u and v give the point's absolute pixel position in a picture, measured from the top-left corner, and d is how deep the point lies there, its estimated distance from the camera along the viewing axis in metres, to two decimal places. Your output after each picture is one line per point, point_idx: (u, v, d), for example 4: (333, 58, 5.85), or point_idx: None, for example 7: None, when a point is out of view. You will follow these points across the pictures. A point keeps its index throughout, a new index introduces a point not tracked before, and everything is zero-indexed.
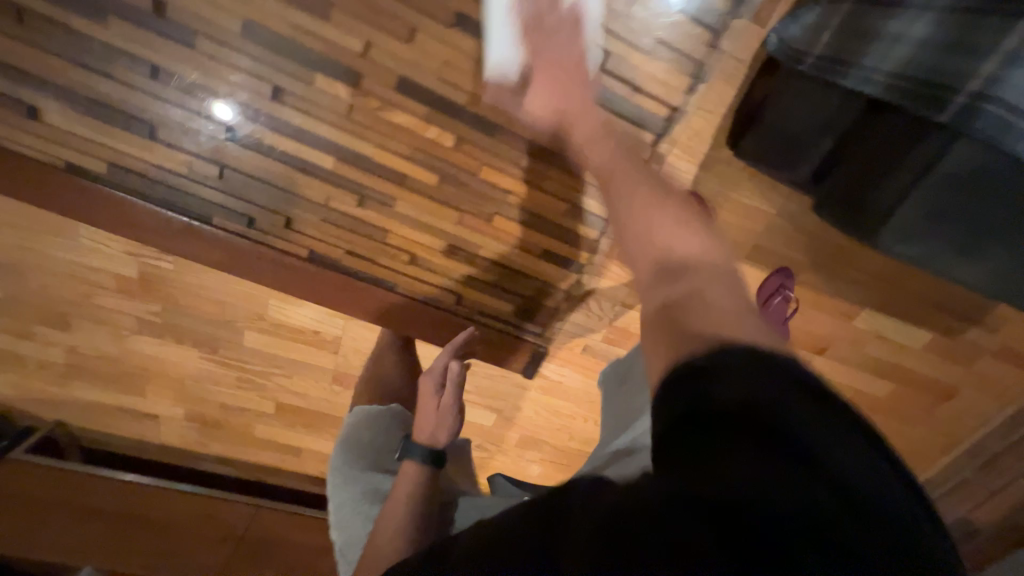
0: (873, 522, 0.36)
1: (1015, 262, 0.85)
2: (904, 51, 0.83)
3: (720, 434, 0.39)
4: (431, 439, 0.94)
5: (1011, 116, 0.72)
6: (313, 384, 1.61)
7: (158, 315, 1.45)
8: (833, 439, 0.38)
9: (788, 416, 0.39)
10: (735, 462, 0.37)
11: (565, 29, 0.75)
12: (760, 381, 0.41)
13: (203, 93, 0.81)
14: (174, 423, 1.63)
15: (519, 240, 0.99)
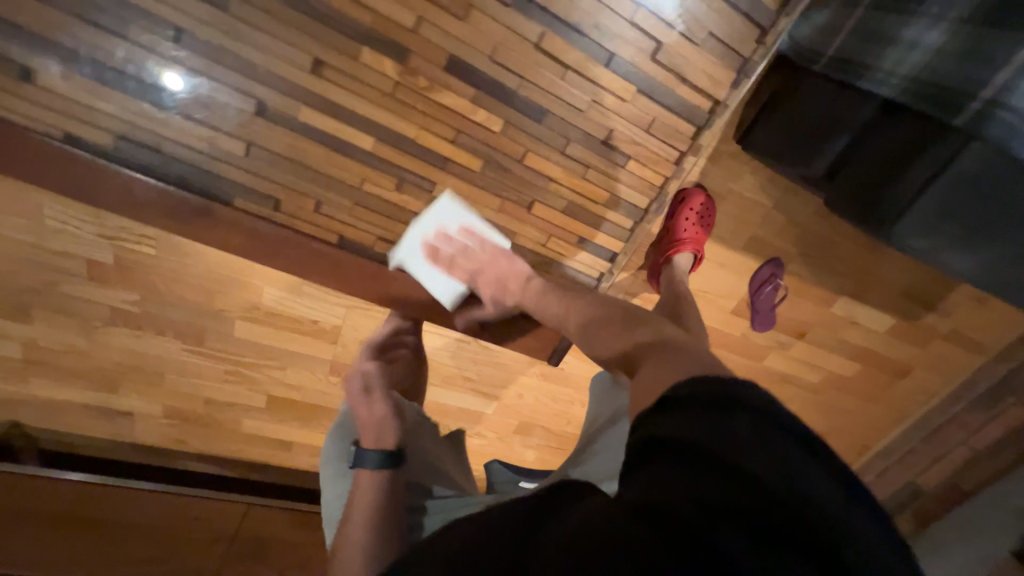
0: (821, 538, 0.41)
1: (1011, 253, 0.94)
2: (920, 58, 0.89)
3: (684, 460, 0.46)
4: (378, 442, 0.92)
5: (1018, 122, 0.79)
6: (310, 378, 1.44)
7: (135, 305, 1.27)
8: (783, 462, 0.45)
9: (737, 447, 0.46)
10: (676, 482, 0.45)
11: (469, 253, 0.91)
12: (709, 413, 0.49)
13: (233, 61, 0.75)
14: (150, 424, 1.40)
15: (558, 229, 0.97)
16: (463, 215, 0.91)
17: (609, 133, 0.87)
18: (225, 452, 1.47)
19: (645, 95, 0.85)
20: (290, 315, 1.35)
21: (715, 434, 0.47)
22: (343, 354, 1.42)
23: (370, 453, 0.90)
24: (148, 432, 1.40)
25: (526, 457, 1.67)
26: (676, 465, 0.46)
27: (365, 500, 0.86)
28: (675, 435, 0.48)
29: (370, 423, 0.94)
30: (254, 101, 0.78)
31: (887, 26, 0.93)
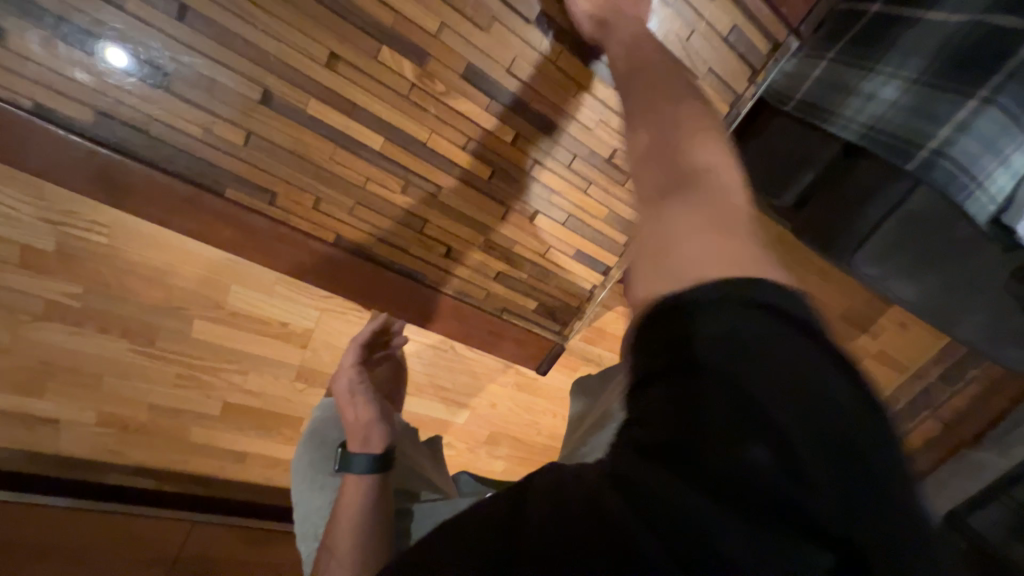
0: (841, 502, 0.33)
1: (945, 283, 1.09)
2: (877, 107, 1.03)
3: (675, 397, 0.35)
4: (363, 444, 0.86)
5: (958, 171, 0.91)
6: (273, 384, 1.34)
7: (78, 299, 1.14)
8: (809, 398, 0.34)
9: (764, 390, 0.33)
10: (696, 450, 0.34)
11: None
12: (722, 319, 0.35)
13: (241, 45, 0.71)
14: (80, 432, 1.23)
15: (557, 240, 0.99)
16: None
17: (613, 153, 0.90)
18: (168, 466, 1.32)
19: None
20: (257, 315, 1.27)
21: (724, 359, 0.34)
22: (313, 359, 1.35)
23: (357, 457, 0.83)
24: (75, 442, 1.23)
25: (495, 469, 1.64)
26: (665, 406, 0.35)
27: (351, 509, 0.79)
28: (670, 360, 0.36)
29: (354, 426, 0.89)
30: (261, 89, 0.74)
31: (848, 78, 1.07)
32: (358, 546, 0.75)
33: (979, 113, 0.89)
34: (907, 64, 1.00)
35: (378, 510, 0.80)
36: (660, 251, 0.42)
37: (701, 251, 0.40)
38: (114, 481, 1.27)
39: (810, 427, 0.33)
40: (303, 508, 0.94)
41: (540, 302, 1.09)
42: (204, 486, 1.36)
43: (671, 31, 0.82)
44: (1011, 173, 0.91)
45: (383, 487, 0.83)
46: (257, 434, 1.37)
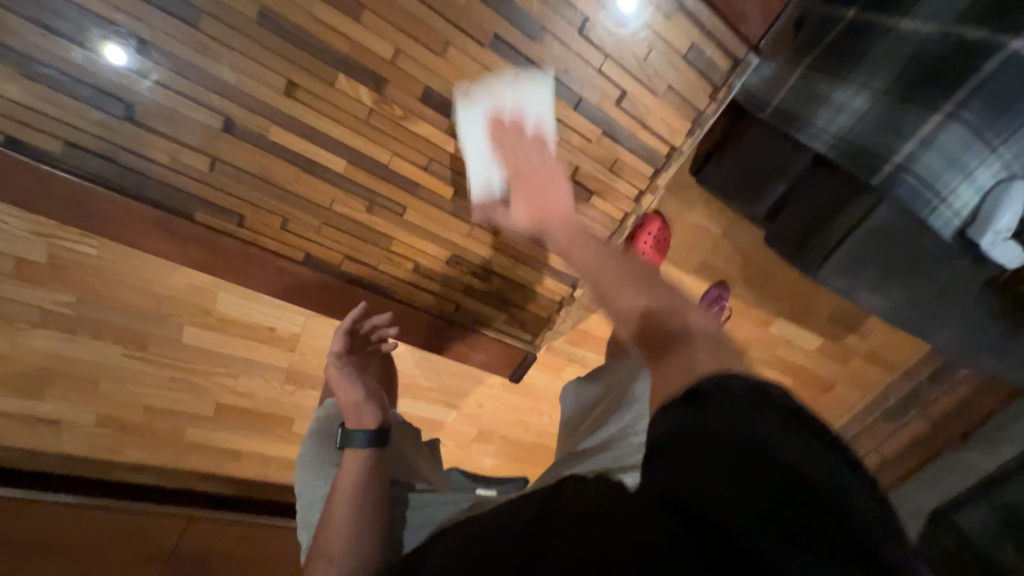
0: (857, 533, 0.36)
1: (913, 296, 1.09)
2: (848, 119, 1.00)
3: (709, 453, 0.38)
4: (359, 420, 0.90)
5: (918, 187, 0.94)
6: (263, 386, 1.38)
7: (72, 307, 1.19)
8: (811, 465, 0.38)
9: (776, 442, 0.39)
10: (718, 483, 0.37)
11: (532, 140, 0.75)
12: (733, 414, 0.40)
13: (198, 76, 0.73)
14: (79, 432, 1.27)
15: (520, 256, 1.01)
16: (542, 107, 0.79)
17: (574, 170, 0.92)
18: (168, 464, 1.36)
19: (609, 137, 0.90)
20: (244, 321, 1.31)
21: (750, 429, 0.39)
22: (301, 362, 1.39)
23: (355, 434, 0.87)
24: (74, 443, 1.27)
25: (484, 466, 1.67)
26: (701, 459, 0.38)
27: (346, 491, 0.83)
28: (697, 421, 0.40)
29: (348, 406, 0.91)
30: (221, 117, 0.76)
31: (820, 87, 1.02)
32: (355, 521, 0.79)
33: (944, 127, 0.91)
34: (878, 76, 0.96)
35: (373, 484, 0.84)
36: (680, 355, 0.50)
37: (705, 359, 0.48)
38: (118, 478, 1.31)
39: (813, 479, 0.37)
40: (308, 498, 0.97)
41: (510, 314, 1.12)
42: (208, 483, 1.40)
43: (626, 53, 0.83)
44: (976, 187, 0.93)
45: (379, 463, 0.87)
46: (248, 433, 1.41)
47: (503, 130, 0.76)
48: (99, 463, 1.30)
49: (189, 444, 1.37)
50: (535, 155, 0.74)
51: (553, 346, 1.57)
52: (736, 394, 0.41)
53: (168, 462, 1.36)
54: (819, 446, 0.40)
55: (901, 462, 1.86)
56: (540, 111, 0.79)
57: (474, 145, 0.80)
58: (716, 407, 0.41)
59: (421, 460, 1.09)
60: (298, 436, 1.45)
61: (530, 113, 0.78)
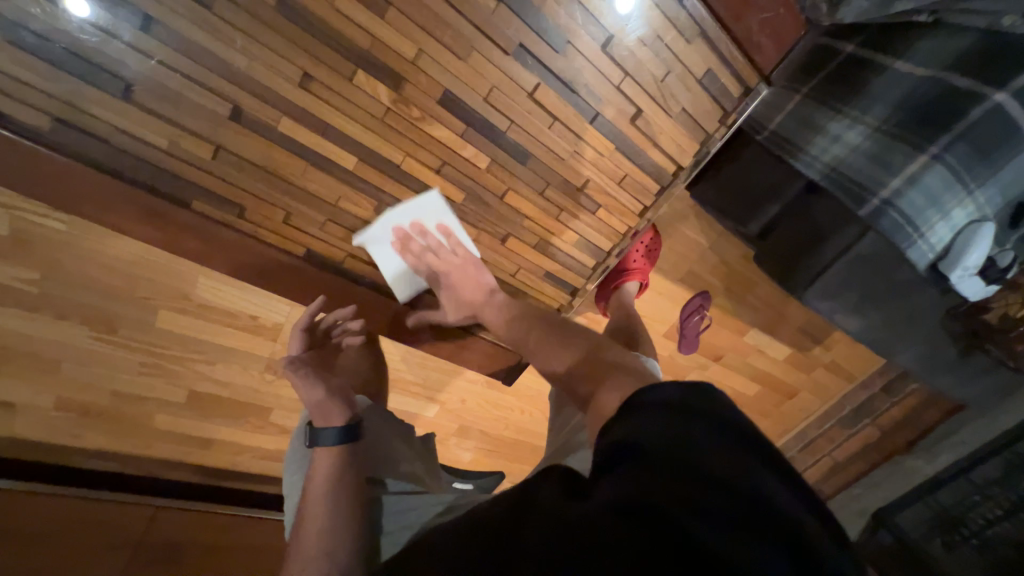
0: (766, 513, 0.42)
1: (885, 321, 1.15)
2: (841, 150, 1.05)
3: (653, 464, 0.45)
4: (325, 421, 0.93)
5: (902, 221, 0.98)
6: (242, 375, 1.33)
7: (33, 285, 1.10)
8: (705, 456, 0.45)
9: (713, 452, 0.45)
10: (660, 485, 0.43)
11: (443, 248, 0.89)
12: (654, 424, 0.48)
13: (208, 59, 0.69)
14: (37, 417, 1.19)
15: (526, 264, 1.02)
16: (440, 211, 0.89)
17: (584, 182, 0.94)
18: (138, 451, 1.28)
19: (622, 153, 0.92)
20: (225, 308, 1.25)
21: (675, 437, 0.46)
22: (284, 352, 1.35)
23: (325, 432, 0.91)
24: (32, 427, 1.19)
25: (462, 460, 1.68)
26: (643, 467, 0.45)
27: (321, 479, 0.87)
28: (636, 435, 0.48)
29: (312, 407, 0.94)
30: (230, 104, 0.73)
31: (818, 116, 1.08)
32: (329, 515, 0.83)
33: (929, 167, 0.95)
34: (872, 111, 1.02)
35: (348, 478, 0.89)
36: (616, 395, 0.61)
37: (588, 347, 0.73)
38: (84, 465, 1.24)
39: (746, 479, 0.44)
40: (290, 495, 0.98)
41: (508, 318, 1.12)
42: (177, 470, 1.33)
43: (647, 71, 0.84)
44: (952, 226, 0.98)
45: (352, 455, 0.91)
46: (220, 422, 1.35)
47: (410, 245, 0.89)
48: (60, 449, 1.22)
49: (157, 432, 1.29)
50: (448, 251, 0.89)
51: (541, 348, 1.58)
52: (681, 406, 0.50)
53: (134, 445, 1.28)
54: (728, 440, 0.47)
55: (850, 465, 1.98)
56: (439, 215, 0.89)
57: (386, 258, 0.91)
58: (638, 427, 0.49)
59: (415, 457, 1.09)
60: (275, 426, 1.40)
61: (430, 221, 0.89)
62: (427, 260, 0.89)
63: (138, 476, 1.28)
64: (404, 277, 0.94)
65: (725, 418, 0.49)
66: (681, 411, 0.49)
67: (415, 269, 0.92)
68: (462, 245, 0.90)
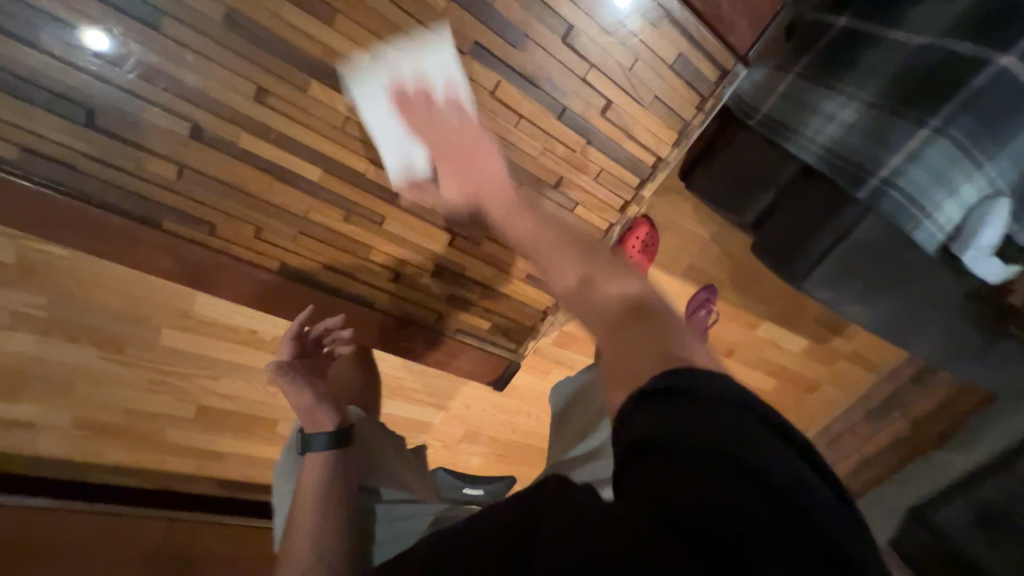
0: (794, 507, 0.35)
1: (895, 309, 1.08)
2: (836, 129, 0.99)
3: (688, 470, 0.36)
4: (315, 427, 0.91)
5: (905, 201, 0.91)
6: (247, 389, 1.35)
7: (41, 310, 1.14)
8: (752, 460, 0.36)
9: (759, 453, 0.37)
10: (700, 495, 0.35)
11: (449, 110, 0.69)
12: (693, 417, 0.38)
13: (163, 80, 0.69)
14: (58, 435, 1.22)
15: (505, 266, 1.00)
16: (446, 69, 0.71)
17: (558, 180, 0.91)
18: (153, 465, 1.31)
19: (595, 147, 0.89)
20: (225, 323, 1.27)
21: (684, 427, 0.38)
22: None
23: (314, 437, 0.90)
24: (55, 445, 1.23)
25: (470, 467, 1.65)
26: (680, 472, 0.36)
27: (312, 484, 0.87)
28: (667, 429, 0.38)
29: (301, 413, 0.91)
30: (189, 124, 0.73)
31: (809, 96, 1.03)
32: (319, 520, 0.83)
33: (930, 142, 0.89)
34: (867, 85, 0.96)
35: (337, 484, 0.88)
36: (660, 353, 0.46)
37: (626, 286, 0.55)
38: (104, 480, 1.27)
39: (792, 487, 0.36)
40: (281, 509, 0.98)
41: (494, 322, 1.10)
42: (191, 483, 1.35)
43: (612, 60, 0.81)
44: (961, 204, 0.91)
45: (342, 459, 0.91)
46: (229, 435, 1.37)
47: (409, 101, 0.69)
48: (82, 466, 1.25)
49: (169, 446, 1.32)
50: (454, 116, 0.68)
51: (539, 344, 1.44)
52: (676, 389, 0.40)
53: (149, 460, 1.31)
54: (743, 422, 0.38)
55: (880, 460, 1.87)
56: (447, 75, 0.71)
57: (380, 123, 0.73)
58: (646, 416, 0.40)
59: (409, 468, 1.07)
60: (281, 438, 1.41)
61: (436, 79, 0.71)
62: (428, 124, 0.68)
63: (153, 489, 1.30)
64: (406, 159, 0.72)
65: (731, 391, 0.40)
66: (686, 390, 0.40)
67: (415, 141, 0.70)
68: (469, 113, 0.70)
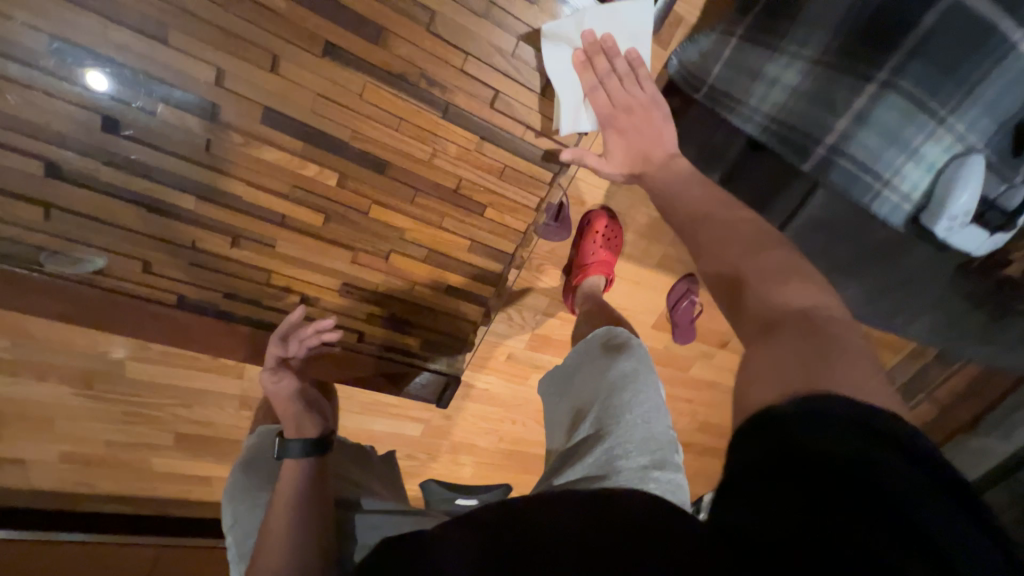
0: (932, 518, 0.32)
1: (870, 294, 0.92)
2: (780, 95, 0.85)
3: (801, 489, 0.34)
4: (298, 431, 0.85)
5: (857, 170, 0.79)
6: (218, 415, 1.22)
7: (5, 352, 1.04)
8: (889, 480, 0.33)
9: (885, 474, 0.33)
10: (819, 523, 0.33)
11: None
12: (831, 433, 0.36)
13: (4, 119, 0.65)
14: (45, 469, 1.16)
15: (420, 277, 0.94)
16: None
17: (459, 182, 0.84)
18: (141, 489, 1.24)
19: (491, 143, 0.82)
20: (184, 351, 1.14)
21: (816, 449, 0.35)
22: (253, 389, 1.21)
23: (294, 443, 0.82)
24: (42, 477, 1.16)
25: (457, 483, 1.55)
26: (787, 493, 0.34)
27: (287, 489, 0.77)
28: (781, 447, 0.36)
29: (285, 417, 0.86)
30: (45, 162, 0.70)
31: (752, 59, 0.88)
32: (297, 525, 0.74)
33: (878, 99, 0.76)
34: (813, 40, 0.82)
35: (317, 488, 0.79)
36: (821, 346, 0.43)
37: (797, 292, 0.48)
38: (93, 509, 1.20)
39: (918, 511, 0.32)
40: (243, 528, 0.84)
41: (424, 339, 1.06)
42: (184, 508, 1.28)
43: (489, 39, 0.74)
44: (926, 166, 0.78)
45: (321, 468, 0.83)
46: (209, 462, 1.26)
47: None
48: (64, 496, 1.19)
49: (153, 475, 1.24)
50: None
51: (520, 355, 1.21)
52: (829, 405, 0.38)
53: (134, 488, 1.23)
54: (873, 441, 0.35)
55: None
56: None
57: None
58: (760, 441, 0.37)
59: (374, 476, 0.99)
60: None
61: None
62: None
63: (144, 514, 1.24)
64: None
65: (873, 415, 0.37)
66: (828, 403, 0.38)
67: None
68: None
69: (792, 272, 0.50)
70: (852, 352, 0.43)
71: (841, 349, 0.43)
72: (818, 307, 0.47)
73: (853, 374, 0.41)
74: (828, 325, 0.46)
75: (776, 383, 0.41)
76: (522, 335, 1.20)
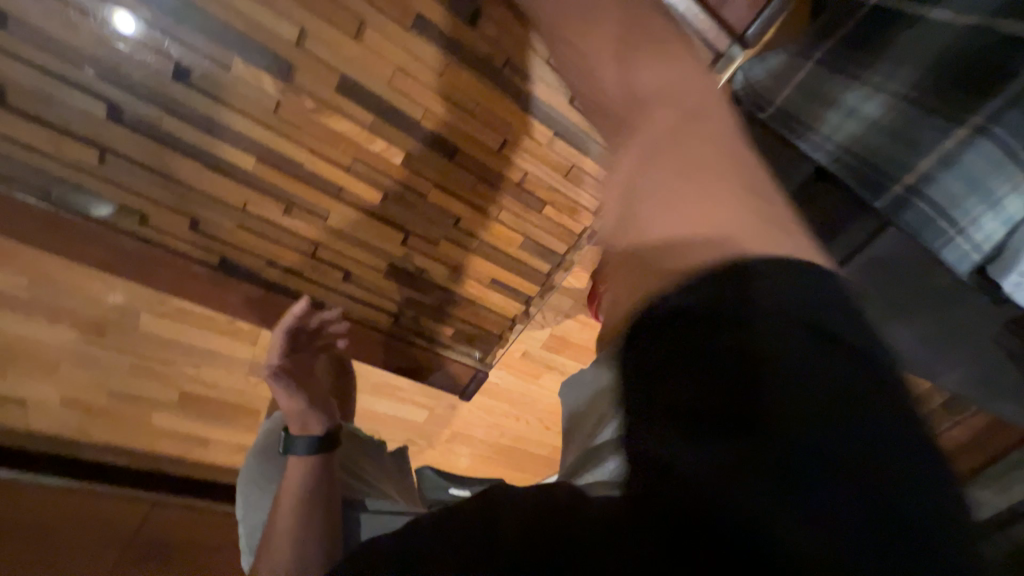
0: (898, 472, 0.23)
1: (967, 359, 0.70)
2: (856, 125, 0.70)
3: (694, 447, 0.26)
4: (303, 428, 0.81)
5: (941, 222, 0.62)
6: (226, 376, 1.19)
7: (20, 291, 0.99)
8: (819, 402, 0.24)
9: (808, 402, 0.24)
10: (714, 486, 0.24)
11: None
12: (723, 345, 0.27)
13: (70, 52, 0.62)
14: (48, 413, 1.10)
15: (462, 267, 0.93)
16: None
17: (522, 176, 0.81)
18: (137, 447, 1.19)
19: (563, 139, 0.77)
20: (199, 312, 1.08)
21: (723, 379, 0.26)
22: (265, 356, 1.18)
23: (299, 440, 0.80)
24: (42, 422, 1.11)
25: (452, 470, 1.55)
26: (681, 444, 0.26)
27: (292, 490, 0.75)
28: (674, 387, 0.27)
29: (291, 413, 0.82)
30: (106, 103, 0.66)
31: (825, 82, 0.74)
32: (297, 530, 0.71)
33: (968, 142, 0.60)
34: (895, 67, 0.67)
35: (321, 491, 0.76)
36: (724, 187, 0.31)
37: (686, 100, 0.35)
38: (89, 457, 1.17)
39: (869, 451, 0.24)
40: (252, 519, 0.83)
41: (460, 329, 1.07)
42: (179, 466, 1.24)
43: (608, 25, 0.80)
44: (1005, 221, 0.58)
45: (327, 466, 0.80)
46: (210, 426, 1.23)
47: None
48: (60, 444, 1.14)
49: (153, 434, 1.20)
50: None
51: (534, 354, 1.18)
52: (730, 295, 0.28)
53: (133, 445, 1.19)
54: (798, 352, 0.25)
55: None
56: None
57: None
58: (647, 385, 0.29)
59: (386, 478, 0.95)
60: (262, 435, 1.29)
61: None
62: None
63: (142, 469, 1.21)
64: None
65: (799, 298, 0.27)
66: (743, 309, 0.27)
67: None
68: None
69: (687, 78, 0.36)
70: (730, 186, 0.31)
71: (729, 184, 0.31)
72: (724, 124, 0.35)
73: (719, 205, 0.30)
74: (732, 149, 0.33)
75: (695, 243, 0.30)
76: (545, 336, 1.18)
